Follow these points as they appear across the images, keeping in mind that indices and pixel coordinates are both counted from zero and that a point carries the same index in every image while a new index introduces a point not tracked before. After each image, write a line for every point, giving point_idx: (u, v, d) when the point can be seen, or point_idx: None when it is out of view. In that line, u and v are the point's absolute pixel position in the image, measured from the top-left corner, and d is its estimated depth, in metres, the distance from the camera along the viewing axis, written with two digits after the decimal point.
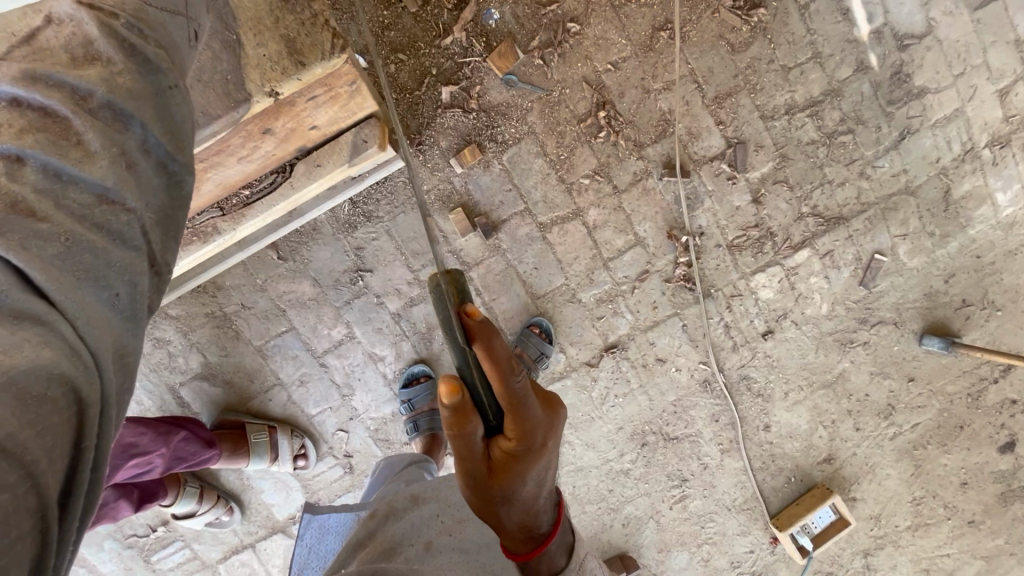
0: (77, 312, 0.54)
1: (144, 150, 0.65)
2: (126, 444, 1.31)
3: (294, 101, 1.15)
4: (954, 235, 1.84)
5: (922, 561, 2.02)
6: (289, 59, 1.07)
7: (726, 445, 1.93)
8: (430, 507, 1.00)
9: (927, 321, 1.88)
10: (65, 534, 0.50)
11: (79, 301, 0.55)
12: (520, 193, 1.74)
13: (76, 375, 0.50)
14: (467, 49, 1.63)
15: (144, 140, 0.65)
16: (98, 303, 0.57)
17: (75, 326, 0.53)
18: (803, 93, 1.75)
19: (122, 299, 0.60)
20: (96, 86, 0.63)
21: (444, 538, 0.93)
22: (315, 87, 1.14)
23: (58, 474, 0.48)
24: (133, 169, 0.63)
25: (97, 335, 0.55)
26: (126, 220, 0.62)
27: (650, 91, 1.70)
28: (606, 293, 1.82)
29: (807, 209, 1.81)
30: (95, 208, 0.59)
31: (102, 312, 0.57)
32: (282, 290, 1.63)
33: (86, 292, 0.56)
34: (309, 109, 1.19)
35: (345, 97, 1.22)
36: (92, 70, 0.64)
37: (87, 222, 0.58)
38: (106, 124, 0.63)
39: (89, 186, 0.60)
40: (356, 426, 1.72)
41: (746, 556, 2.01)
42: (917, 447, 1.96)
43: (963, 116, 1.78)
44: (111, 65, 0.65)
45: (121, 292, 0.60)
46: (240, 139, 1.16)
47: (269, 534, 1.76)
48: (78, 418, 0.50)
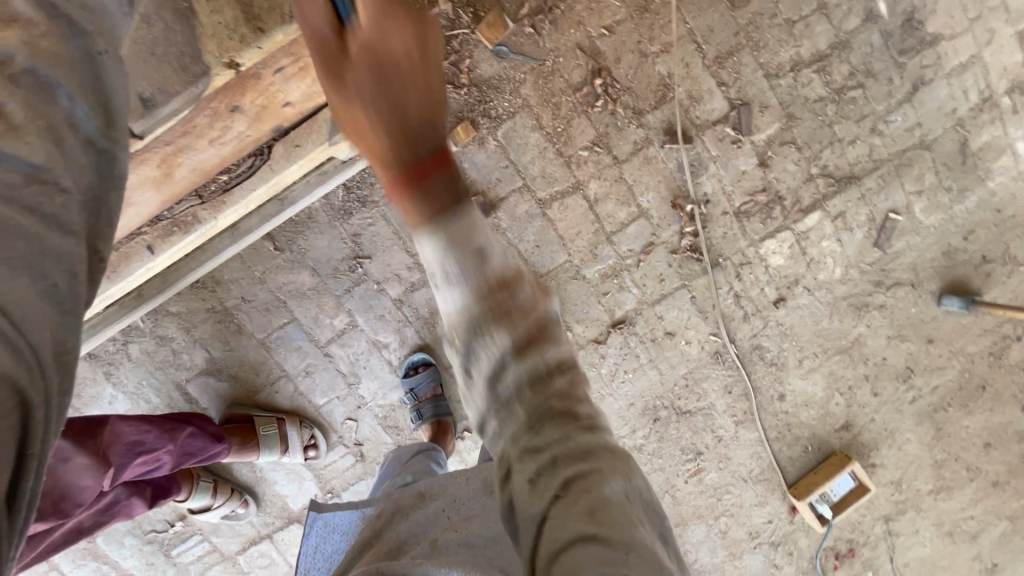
0: (13, 303, 0.51)
1: (73, 124, 0.60)
2: (131, 443, 1.30)
3: (260, 74, 1.11)
4: (972, 189, 1.76)
5: (945, 524, 1.99)
6: (246, 25, 1.05)
7: (740, 416, 1.90)
8: (437, 503, 1.00)
9: (945, 280, 1.81)
10: (7, 536, 0.51)
11: (11, 294, 0.52)
12: (517, 168, 1.69)
13: (18, 377, 0.50)
14: (454, 20, 1.56)
15: (72, 114, 0.60)
16: (34, 294, 0.54)
17: (16, 327, 0.51)
18: (809, 48, 1.66)
19: (60, 289, 0.57)
20: (15, 51, 0.57)
21: (450, 534, 0.90)
22: (279, 55, 1.09)
23: (1, 483, 0.49)
24: (62, 145, 0.59)
25: (38, 334, 0.54)
26: (61, 201, 0.57)
27: (647, 55, 1.63)
28: (611, 268, 1.78)
29: (817, 170, 1.74)
30: (24, 188, 0.55)
31: (36, 303, 0.54)
32: (281, 281, 1.61)
33: (16, 279, 0.52)
34: (279, 82, 1.15)
35: None
36: (8, 31, 0.58)
37: (15, 204, 0.54)
38: (30, 94, 0.57)
39: (16, 164, 0.55)
40: (364, 414, 1.71)
41: (764, 527, 1.99)
42: (938, 410, 1.91)
43: (980, 62, 1.69)
44: (31, 26, 0.59)
45: (59, 282, 0.56)
46: (207, 118, 1.13)
47: (284, 524, 1.77)
48: (22, 422, 0.51)
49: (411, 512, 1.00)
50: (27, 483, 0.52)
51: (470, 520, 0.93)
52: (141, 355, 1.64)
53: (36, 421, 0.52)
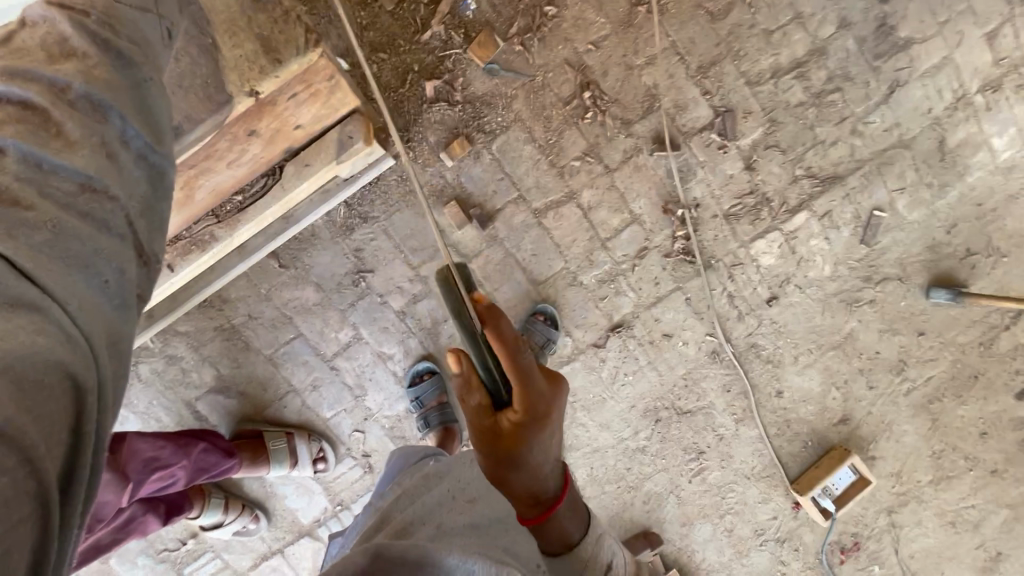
0: (72, 299, 0.58)
1: (123, 142, 0.70)
2: (147, 458, 1.35)
3: (276, 100, 1.19)
4: (952, 184, 1.83)
5: (946, 514, 2.01)
6: (264, 58, 1.13)
7: (739, 414, 1.93)
8: (442, 488, 1.02)
9: (932, 273, 1.87)
10: (67, 520, 0.53)
11: (69, 287, 0.59)
12: (512, 180, 1.75)
13: (71, 361, 0.54)
14: (446, 42, 1.63)
15: (123, 132, 0.70)
16: (88, 288, 0.61)
17: (68, 312, 0.57)
18: (788, 56, 1.74)
19: (111, 286, 0.64)
20: (74, 79, 0.68)
21: (455, 517, 0.93)
22: (293, 84, 1.18)
23: (56, 461, 0.51)
24: (114, 159, 0.68)
25: (88, 321, 0.59)
26: (110, 207, 0.66)
27: (633, 68, 1.70)
28: (607, 273, 1.82)
29: (801, 171, 1.80)
30: (79, 196, 0.64)
31: (90, 296, 0.61)
32: (286, 298, 1.65)
33: (74, 277, 0.60)
34: (291, 107, 1.22)
35: (326, 94, 1.24)
36: (69, 64, 0.70)
37: (72, 210, 0.63)
38: (86, 114, 0.68)
39: (71, 174, 0.64)
40: (371, 425, 1.74)
41: (769, 523, 2.01)
42: (932, 401, 1.95)
43: (952, 63, 1.76)
44: (87, 59, 0.71)
45: (110, 278, 0.64)
46: (227, 142, 1.21)
47: (295, 538, 1.79)
48: (77, 403, 0.54)
49: (417, 494, 1.03)
50: (83, 464, 0.54)
51: (474, 503, 0.96)
52: (151, 375, 1.67)
53: (90, 406, 0.55)
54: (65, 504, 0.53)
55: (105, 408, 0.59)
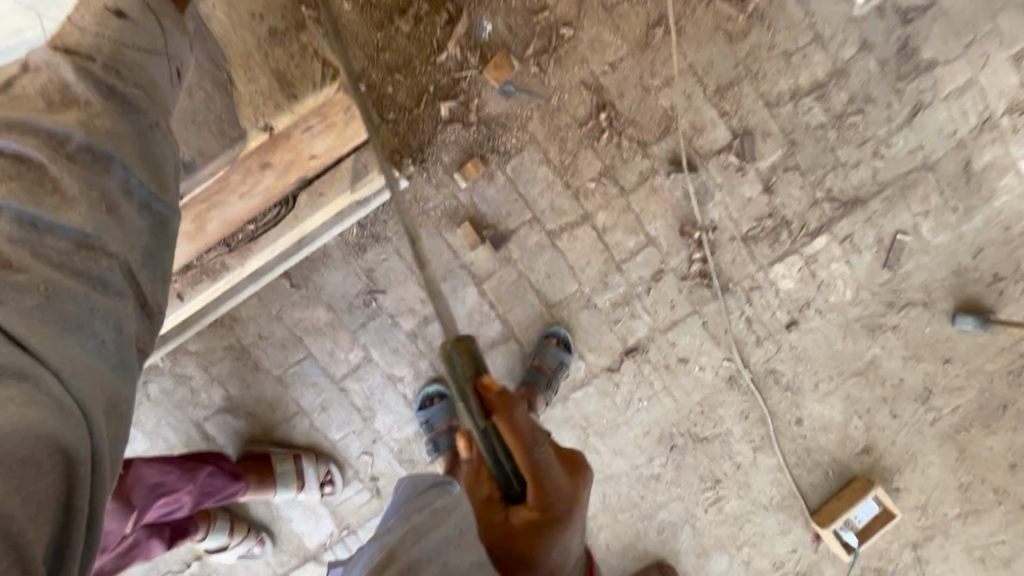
0: (63, 364, 0.60)
1: (126, 192, 0.73)
2: (152, 484, 1.32)
3: (290, 134, 1.18)
4: (979, 208, 1.78)
5: (975, 550, 1.93)
6: (280, 93, 1.12)
7: (757, 442, 1.88)
8: (451, 525, 1.00)
9: (958, 299, 1.81)
10: None
11: (64, 351, 0.61)
12: (526, 202, 1.73)
13: (63, 432, 0.55)
14: (462, 63, 1.63)
15: (125, 181, 0.73)
16: (83, 351, 0.63)
17: (61, 378, 0.59)
18: (807, 77, 1.71)
19: (108, 344, 0.66)
20: (75, 130, 0.70)
21: (462, 557, 0.93)
22: (309, 116, 1.17)
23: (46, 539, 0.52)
24: (114, 213, 0.70)
25: (83, 386, 0.61)
26: (108, 264, 0.69)
27: (649, 89, 1.68)
28: (621, 295, 1.79)
29: (822, 194, 1.76)
30: (75, 254, 0.67)
31: (87, 361, 0.63)
32: (297, 318, 1.63)
33: (66, 341, 0.62)
34: (306, 139, 1.21)
35: (341, 126, 1.23)
36: (70, 113, 0.72)
37: (66, 269, 0.65)
38: (85, 167, 0.70)
39: (68, 232, 0.67)
40: (380, 448, 1.71)
41: (788, 556, 1.94)
42: (959, 431, 1.88)
43: (977, 85, 1.72)
44: (88, 106, 0.73)
45: (108, 338, 0.66)
46: (240, 175, 1.20)
47: (301, 563, 1.75)
48: (68, 481, 0.55)
49: (423, 533, 1.00)
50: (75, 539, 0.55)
51: (480, 544, 0.95)
52: (160, 395, 1.66)
53: (83, 476, 0.57)
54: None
55: (98, 472, 0.60)
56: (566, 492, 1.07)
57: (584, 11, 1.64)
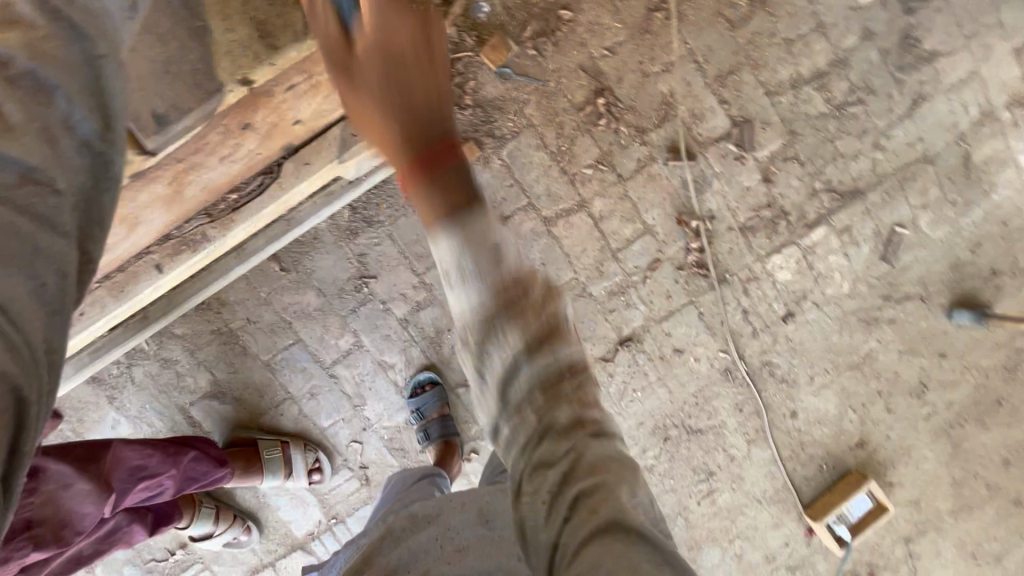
0: (6, 298, 0.55)
1: (67, 127, 0.63)
2: (134, 467, 1.28)
3: (272, 91, 1.15)
4: (978, 202, 1.76)
5: (967, 546, 1.92)
6: (259, 43, 1.09)
7: (751, 434, 1.86)
8: (431, 531, 0.99)
9: (955, 293, 1.80)
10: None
11: (4, 287, 0.55)
12: (522, 188, 1.70)
13: (15, 373, 0.55)
14: (458, 44, 1.57)
15: (68, 116, 0.63)
16: (24, 288, 0.57)
17: (2, 314, 0.54)
18: (808, 66, 1.69)
19: (49, 289, 0.60)
20: (17, 54, 0.61)
21: (443, 567, 0.91)
22: (292, 73, 1.13)
23: None
24: (54, 147, 0.62)
25: (23, 323, 0.56)
26: (54, 203, 0.61)
27: (648, 75, 1.66)
28: (617, 285, 1.77)
29: (820, 185, 1.74)
30: (16, 187, 0.58)
31: (28, 299, 0.57)
32: (286, 302, 1.60)
33: (7, 276, 0.56)
34: (289, 98, 1.18)
35: (328, 88, 1.20)
36: (12, 35, 0.61)
37: (9, 204, 0.58)
38: (26, 96, 0.61)
39: (8, 163, 0.58)
40: (369, 436, 1.68)
41: (781, 550, 1.93)
42: (954, 426, 1.87)
43: (978, 78, 1.71)
44: (32, 29, 0.62)
45: (49, 282, 0.60)
46: (218, 135, 1.16)
47: (288, 552, 1.72)
48: None
49: (404, 537, 1.00)
50: None
51: (463, 554, 0.93)
52: (145, 379, 1.62)
53: None
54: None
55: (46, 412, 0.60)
56: (610, 457, 0.83)
57: None
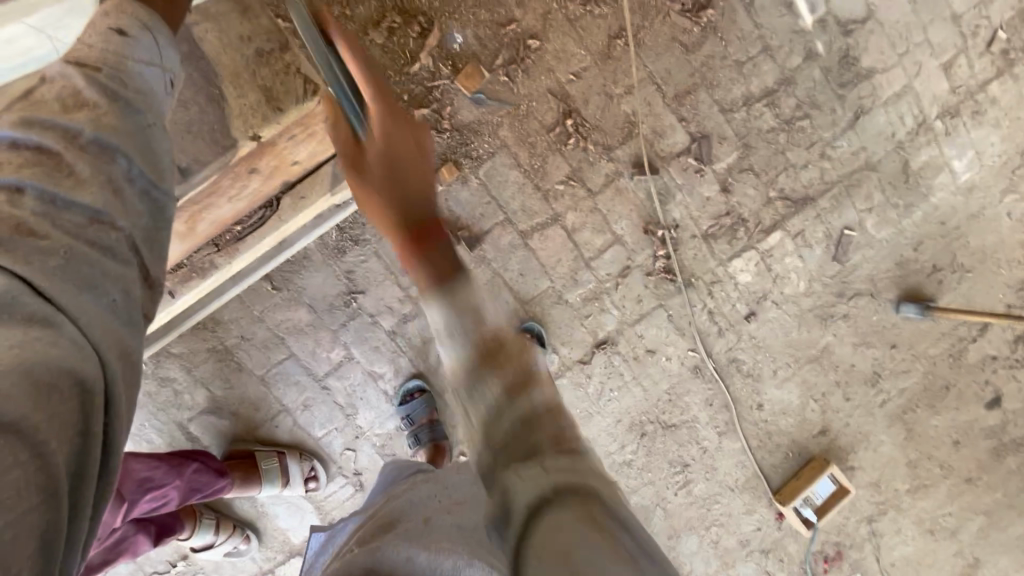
0: (78, 312, 0.65)
1: (129, 179, 0.78)
2: (140, 479, 1.36)
3: (277, 142, 1.26)
4: (917, 204, 1.93)
5: (924, 522, 2.08)
6: (267, 106, 1.22)
7: (722, 427, 1.99)
8: (431, 490, 1.06)
9: (901, 288, 1.96)
10: (79, 515, 0.59)
11: (81, 304, 0.66)
12: (498, 204, 1.81)
13: (79, 367, 0.61)
14: (434, 73, 1.71)
15: (129, 171, 0.78)
16: (97, 306, 0.68)
17: (79, 325, 0.65)
18: (758, 85, 1.84)
19: (119, 305, 0.71)
20: (84, 126, 0.75)
21: (442, 514, 0.95)
22: (293, 127, 1.25)
23: (67, 453, 0.57)
24: (120, 196, 0.76)
25: (101, 333, 0.67)
26: (116, 237, 0.74)
27: (612, 96, 1.79)
28: (591, 292, 1.89)
29: (774, 193, 1.89)
30: (88, 228, 0.71)
31: (102, 315, 0.68)
32: (278, 319, 1.68)
33: (85, 297, 0.67)
34: (290, 145, 1.30)
35: (323, 135, 1.33)
36: (81, 113, 0.76)
37: (83, 239, 0.70)
38: (95, 157, 0.75)
39: (82, 210, 0.71)
40: (362, 443, 1.77)
41: (754, 534, 2.05)
42: (906, 411, 2.03)
43: (911, 91, 1.88)
44: (97, 108, 0.77)
45: (118, 298, 0.71)
46: (230, 180, 1.27)
47: (286, 558, 1.79)
48: (85, 407, 0.60)
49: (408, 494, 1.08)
50: (93, 462, 0.60)
51: (462, 504, 0.99)
52: (143, 398, 1.69)
53: (98, 405, 0.62)
54: (79, 498, 0.59)
55: (116, 411, 0.66)
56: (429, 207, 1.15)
57: (550, 23, 1.74)
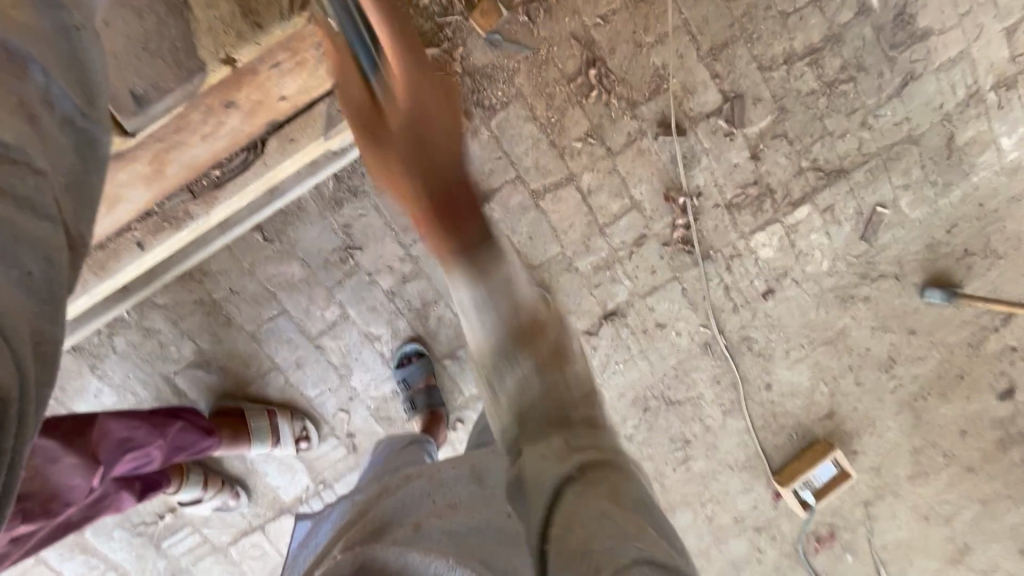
0: None
1: (48, 102, 0.63)
2: (120, 439, 1.29)
3: (257, 70, 1.10)
4: (957, 183, 1.80)
5: (920, 508, 2.06)
6: (244, 20, 1.04)
7: (727, 405, 1.93)
8: (424, 485, 0.96)
9: (928, 273, 1.85)
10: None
11: None
12: (510, 160, 1.68)
13: None
14: (446, 7, 1.51)
15: (48, 91, 0.63)
16: (5, 279, 0.56)
17: None
18: (802, 41, 1.67)
19: (33, 275, 0.59)
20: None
21: (433, 521, 0.84)
22: (278, 51, 1.09)
23: None
24: (37, 125, 0.61)
25: (10, 313, 0.55)
26: (33, 185, 0.60)
27: (642, 45, 1.62)
28: (603, 260, 1.78)
29: (807, 163, 1.75)
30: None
31: (7, 286, 0.56)
32: (270, 272, 1.58)
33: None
34: (274, 77, 1.14)
35: (313, 64, 1.17)
36: None
37: None
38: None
39: None
40: (356, 405, 1.70)
41: (749, 513, 2.04)
42: (917, 399, 1.97)
43: (969, 58, 1.71)
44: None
45: (30, 267, 0.59)
46: (202, 114, 1.13)
47: (277, 515, 1.76)
48: None
49: (398, 489, 1.00)
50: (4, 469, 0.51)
51: (455, 509, 0.85)
52: (127, 348, 1.61)
53: None
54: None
55: (31, 419, 0.57)
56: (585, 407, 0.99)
57: None
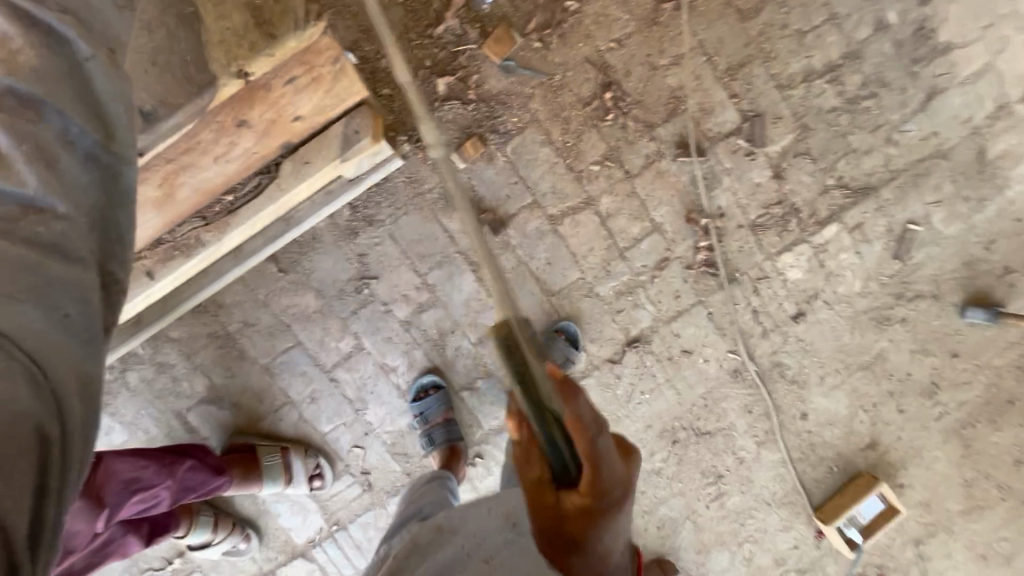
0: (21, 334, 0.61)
1: (68, 142, 0.70)
2: (127, 479, 1.24)
3: (270, 85, 1.12)
4: (991, 198, 1.72)
5: (977, 547, 1.90)
6: (256, 31, 1.03)
7: (761, 436, 1.83)
8: (456, 542, 1.00)
9: (967, 291, 1.76)
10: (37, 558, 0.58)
11: (17, 322, 0.61)
12: (526, 185, 1.65)
13: (38, 411, 0.59)
14: (461, 36, 1.55)
15: (65, 129, 0.70)
16: (43, 325, 0.63)
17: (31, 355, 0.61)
18: (820, 58, 1.64)
19: (72, 320, 0.66)
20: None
21: None
22: (292, 67, 1.11)
23: (24, 518, 0.55)
24: (55, 166, 0.68)
25: (54, 364, 0.63)
26: (60, 229, 0.68)
27: (657, 68, 1.61)
28: (624, 284, 1.72)
29: (832, 180, 1.70)
30: (24, 218, 0.66)
31: (52, 334, 0.64)
32: (285, 304, 1.55)
33: (29, 311, 0.62)
34: (289, 94, 1.15)
35: (330, 80, 1.17)
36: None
37: (18, 235, 0.64)
38: (17, 113, 0.67)
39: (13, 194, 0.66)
40: (371, 441, 1.64)
41: (790, 553, 1.90)
42: (966, 426, 1.84)
43: (994, 70, 1.66)
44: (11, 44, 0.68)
45: (72, 312, 0.66)
46: (213, 132, 1.14)
47: (288, 559, 1.68)
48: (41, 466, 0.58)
49: (428, 551, 1.01)
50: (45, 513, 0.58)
51: (490, 562, 0.92)
52: (139, 384, 1.57)
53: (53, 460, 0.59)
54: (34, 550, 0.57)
55: (74, 458, 0.63)
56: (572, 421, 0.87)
57: None
